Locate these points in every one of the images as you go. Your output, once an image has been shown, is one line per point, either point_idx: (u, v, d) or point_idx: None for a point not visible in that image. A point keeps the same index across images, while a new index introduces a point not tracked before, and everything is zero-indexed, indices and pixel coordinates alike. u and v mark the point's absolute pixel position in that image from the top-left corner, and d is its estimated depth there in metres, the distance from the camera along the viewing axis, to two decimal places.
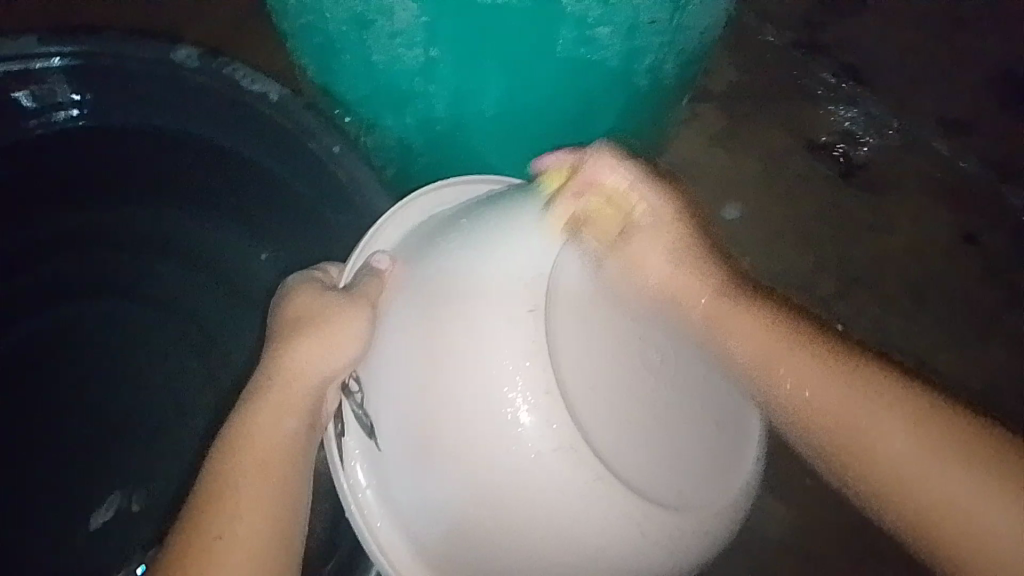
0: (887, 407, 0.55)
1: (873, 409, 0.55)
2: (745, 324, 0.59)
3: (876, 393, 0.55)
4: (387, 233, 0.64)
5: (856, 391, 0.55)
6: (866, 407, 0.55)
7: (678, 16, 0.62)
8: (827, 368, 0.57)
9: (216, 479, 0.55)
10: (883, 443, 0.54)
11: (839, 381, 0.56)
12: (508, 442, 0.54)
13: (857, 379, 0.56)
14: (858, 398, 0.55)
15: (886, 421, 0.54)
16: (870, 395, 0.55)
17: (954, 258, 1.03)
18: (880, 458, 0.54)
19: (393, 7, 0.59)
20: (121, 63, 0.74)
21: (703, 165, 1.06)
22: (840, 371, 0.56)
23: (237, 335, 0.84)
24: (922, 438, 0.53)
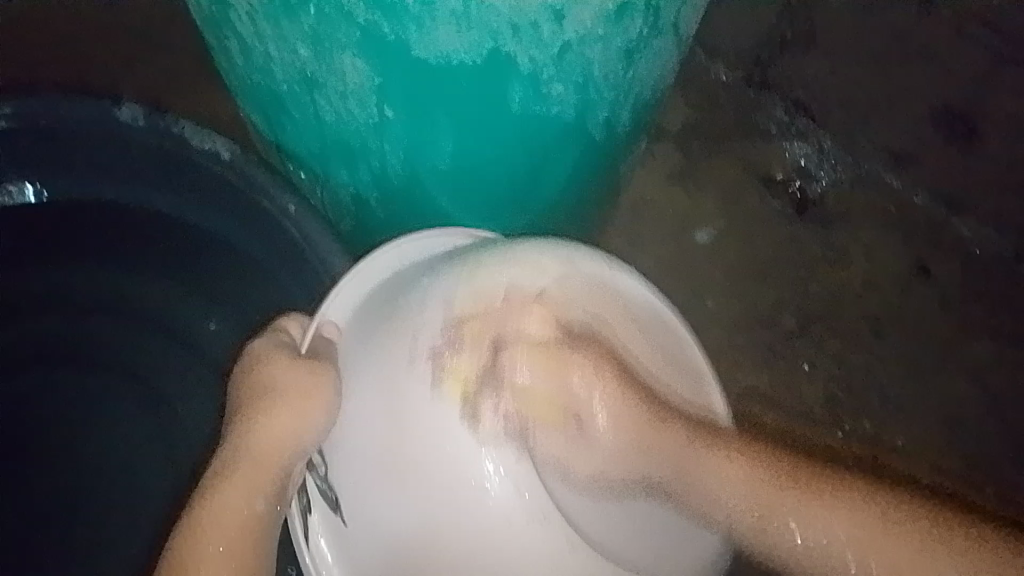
0: (827, 503, 0.55)
1: (802, 501, 0.55)
2: (676, 446, 0.56)
3: (779, 472, 0.56)
4: (345, 294, 0.61)
5: (819, 508, 0.55)
6: (794, 498, 0.55)
7: (630, 71, 0.63)
8: (758, 476, 0.56)
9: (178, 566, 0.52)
10: (815, 528, 0.55)
11: (769, 485, 0.56)
12: (478, 516, 0.52)
13: (763, 468, 0.56)
14: (779, 503, 0.55)
15: (819, 515, 0.54)
16: (809, 497, 0.55)
17: (908, 288, 1.06)
18: (822, 532, 0.54)
19: (343, 68, 0.58)
20: (62, 124, 0.71)
21: (661, 208, 1.08)
22: (769, 471, 0.56)
23: (197, 397, 0.81)
24: (840, 510, 0.54)
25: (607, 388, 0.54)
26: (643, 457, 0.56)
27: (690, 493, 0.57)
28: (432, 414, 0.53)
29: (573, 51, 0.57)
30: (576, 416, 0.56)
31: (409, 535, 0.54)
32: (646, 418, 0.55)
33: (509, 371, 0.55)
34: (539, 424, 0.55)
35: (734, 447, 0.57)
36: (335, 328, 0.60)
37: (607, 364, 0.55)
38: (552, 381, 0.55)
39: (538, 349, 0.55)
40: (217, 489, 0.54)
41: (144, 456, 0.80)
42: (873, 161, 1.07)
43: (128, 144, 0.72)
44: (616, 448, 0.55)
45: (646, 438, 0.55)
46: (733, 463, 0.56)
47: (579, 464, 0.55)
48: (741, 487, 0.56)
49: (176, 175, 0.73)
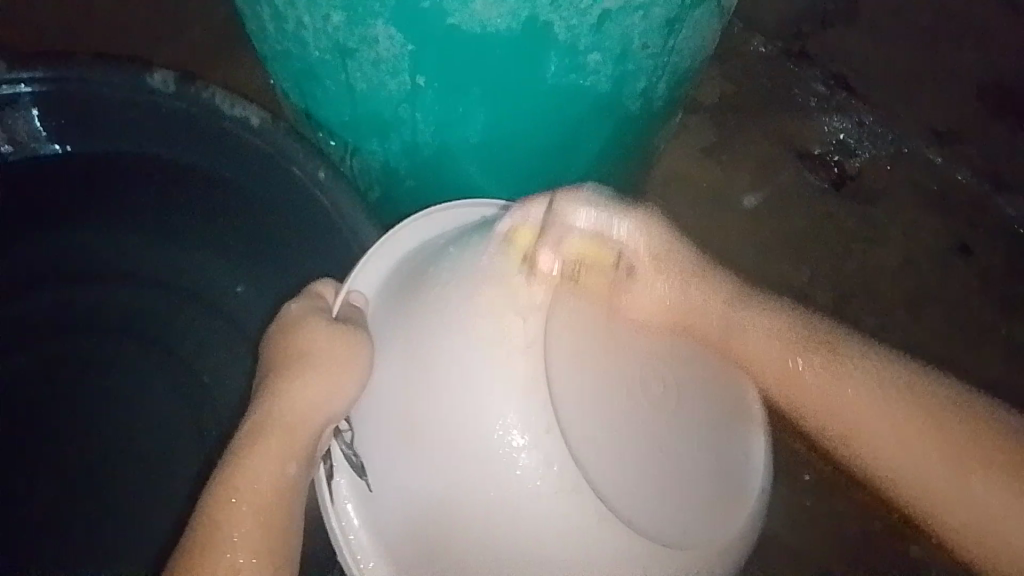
0: (859, 385, 0.60)
1: (858, 396, 0.59)
2: (718, 308, 0.61)
3: (817, 361, 0.61)
4: (375, 263, 0.62)
5: (847, 391, 0.60)
6: (857, 389, 0.59)
7: (670, 41, 0.61)
8: (792, 336, 0.62)
9: (204, 528, 0.53)
10: (852, 398, 0.60)
11: (802, 349, 0.62)
12: (510, 486, 0.52)
13: (813, 356, 0.62)
14: (815, 365, 0.61)
15: (855, 382, 0.60)
16: (850, 378, 0.60)
17: (949, 269, 1.03)
18: (853, 420, 0.59)
19: (377, 36, 0.58)
20: (91, 88, 0.70)
21: (695, 178, 1.06)
22: (837, 365, 0.61)
23: (231, 362, 0.82)
24: (858, 389, 0.60)
25: (652, 244, 0.59)
26: (685, 310, 0.59)
27: (734, 351, 0.62)
28: (493, 291, 0.54)
29: (612, 20, 0.56)
30: (624, 262, 0.58)
31: (434, 498, 0.54)
32: (689, 271, 0.60)
33: (564, 218, 0.56)
34: (586, 274, 0.56)
35: (769, 314, 0.63)
36: (364, 297, 0.61)
37: (654, 224, 0.59)
38: (600, 239, 0.57)
39: (595, 208, 0.57)
40: (248, 457, 0.54)
41: (184, 418, 0.82)
42: (911, 138, 1.08)
43: (157, 109, 0.71)
44: (656, 292, 0.58)
45: (691, 298, 0.60)
46: (771, 325, 0.63)
47: (624, 309, 0.57)
48: (772, 350, 0.62)
49: (205, 140, 0.72)
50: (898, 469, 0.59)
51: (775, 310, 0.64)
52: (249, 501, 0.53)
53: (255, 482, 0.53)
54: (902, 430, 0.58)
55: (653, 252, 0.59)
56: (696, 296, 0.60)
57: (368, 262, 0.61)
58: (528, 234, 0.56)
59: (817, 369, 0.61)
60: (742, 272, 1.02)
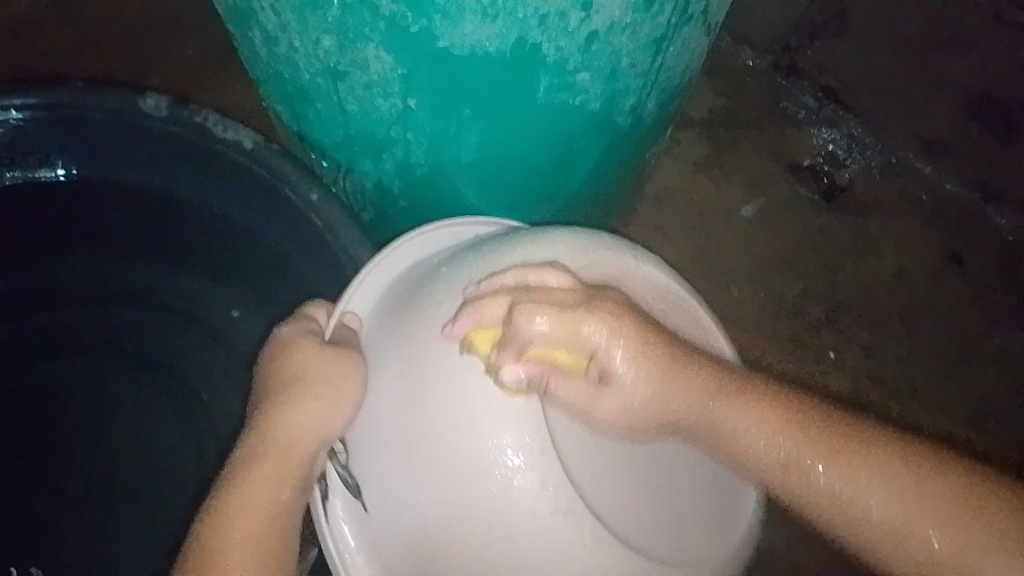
0: (868, 488, 0.51)
1: (864, 497, 0.51)
2: (702, 403, 0.53)
3: (822, 462, 0.52)
4: (370, 284, 0.62)
5: (858, 493, 0.51)
6: (857, 496, 0.51)
7: (658, 59, 0.62)
8: (795, 432, 0.53)
9: (198, 553, 0.51)
10: (858, 502, 0.51)
11: (812, 443, 0.52)
12: (507, 508, 0.51)
13: (819, 453, 0.52)
14: (822, 467, 0.52)
15: (869, 490, 0.51)
16: (858, 482, 0.51)
17: (941, 281, 1.03)
18: (853, 518, 0.52)
19: (367, 59, 0.58)
20: (83, 114, 0.70)
21: (687, 193, 1.06)
22: (829, 465, 0.52)
23: (228, 385, 0.82)
24: (868, 487, 0.51)
25: (623, 340, 0.51)
26: (664, 408, 0.53)
27: (722, 440, 0.54)
28: (456, 365, 0.53)
29: (601, 40, 0.56)
30: (593, 365, 0.52)
31: (430, 519, 0.54)
32: (669, 366, 0.52)
33: (520, 330, 0.50)
34: (554, 381, 0.51)
35: (771, 401, 0.53)
36: (357, 317, 0.61)
37: (620, 317, 0.51)
38: (568, 339, 0.51)
39: (558, 312, 0.50)
40: (245, 478, 0.53)
41: (181, 443, 0.82)
42: (903, 149, 1.08)
43: (148, 133, 0.71)
44: (628, 393, 0.52)
45: (670, 394, 0.52)
46: (775, 420, 0.53)
47: (591, 414, 0.53)
48: (770, 448, 0.53)
49: (199, 166, 0.72)
50: (902, 550, 0.51)
51: (774, 393, 0.54)
52: (246, 521, 0.52)
53: (252, 503, 0.53)
54: (914, 526, 0.50)
55: (628, 351, 0.51)
56: (682, 390, 0.53)
57: (361, 283, 0.61)
58: (487, 335, 0.52)
59: (827, 465, 0.52)
60: (735, 286, 1.02)
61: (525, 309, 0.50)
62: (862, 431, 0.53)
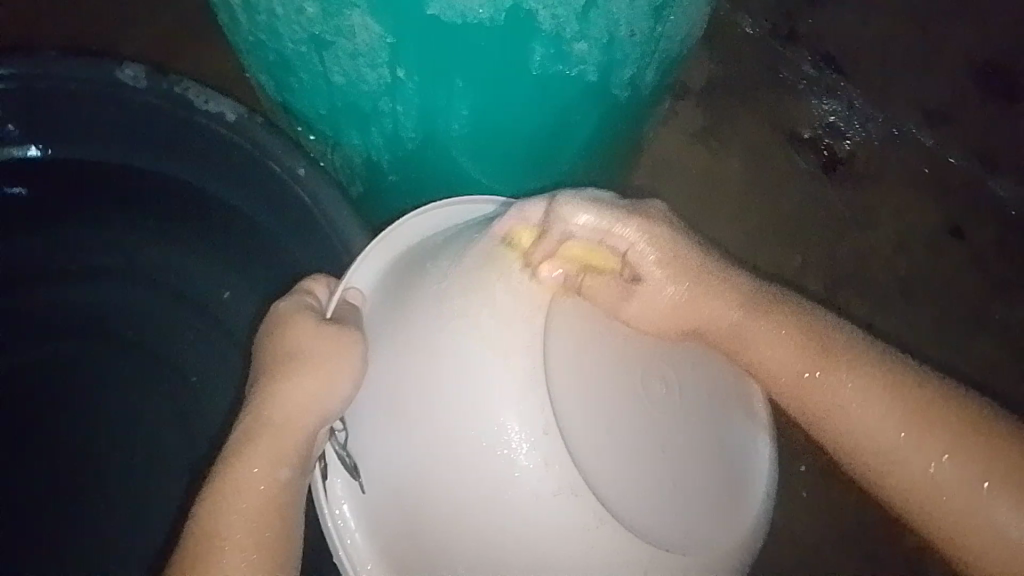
0: (898, 391, 0.52)
1: (893, 399, 0.52)
2: (725, 311, 0.56)
3: (858, 371, 0.53)
4: (373, 260, 0.60)
5: (890, 394, 0.52)
6: (885, 398, 0.52)
7: (657, 26, 0.59)
8: (813, 347, 0.55)
9: (202, 530, 0.51)
10: (876, 407, 0.52)
11: (823, 355, 0.54)
12: (509, 488, 0.50)
13: (852, 364, 0.53)
14: (836, 382, 0.53)
15: (874, 398, 0.52)
16: (887, 389, 0.52)
17: (941, 252, 1.03)
18: (873, 424, 0.52)
19: (353, 27, 0.55)
20: (62, 87, 0.67)
21: (685, 165, 1.04)
22: (866, 368, 0.53)
23: (217, 365, 0.80)
24: (893, 389, 0.52)
25: (654, 248, 0.53)
26: (689, 313, 0.55)
27: (743, 350, 0.57)
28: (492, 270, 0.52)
29: (598, 7, 0.54)
30: (626, 268, 0.54)
31: (430, 490, 0.52)
32: (699, 274, 0.55)
33: (566, 220, 0.51)
34: (586, 282, 0.53)
35: (793, 321, 0.56)
36: (361, 294, 0.59)
37: (656, 227, 0.54)
38: (597, 245, 0.53)
39: (599, 214, 0.52)
40: (239, 463, 0.52)
41: (168, 427, 0.80)
42: (905, 118, 1.07)
43: (130, 106, 0.68)
44: (660, 295, 0.54)
45: (694, 298, 0.55)
46: (794, 331, 0.55)
47: (624, 311, 0.55)
48: (785, 353, 0.55)
49: (184, 142, 0.70)
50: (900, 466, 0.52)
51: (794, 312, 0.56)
52: (251, 507, 0.51)
53: (247, 484, 0.52)
54: (884, 427, 0.52)
55: (667, 260, 0.54)
56: (711, 300, 0.55)
57: (366, 257, 0.59)
58: (527, 234, 0.53)
59: (843, 378, 0.53)
60: (734, 261, 1.01)
61: (571, 204, 0.51)
62: (877, 361, 0.54)
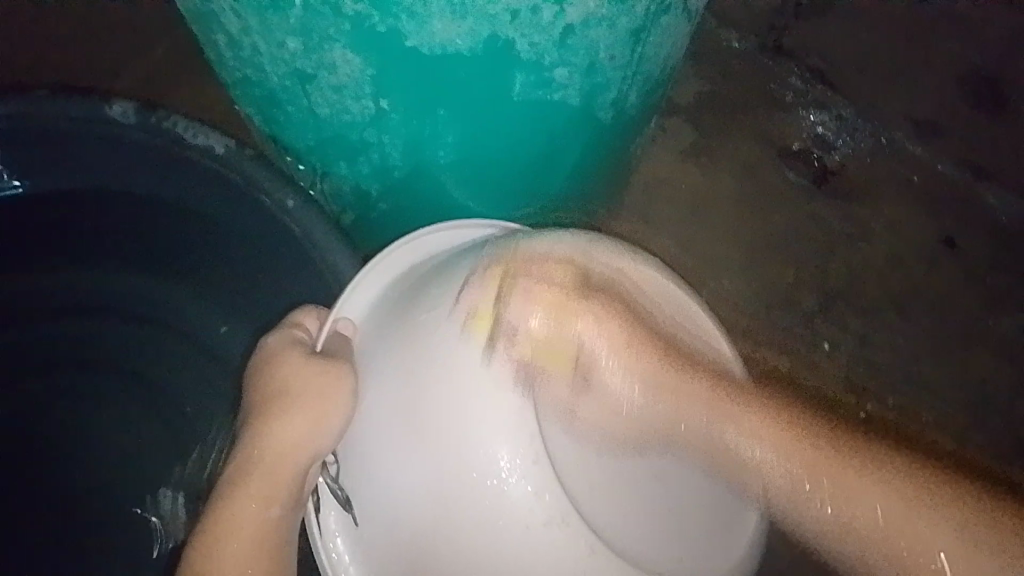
0: (911, 499, 0.45)
1: (902, 506, 0.45)
2: (695, 405, 0.51)
3: (855, 466, 0.47)
4: (364, 288, 0.60)
5: (901, 506, 0.45)
6: (887, 500, 0.46)
7: (637, 49, 0.59)
8: (793, 436, 0.48)
9: (198, 563, 0.52)
10: (903, 513, 0.45)
11: (820, 456, 0.47)
12: (499, 518, 0.50)
13: (849, 466, 0.47)
14: (850, 487, 0.46)
15: (884, 505, 0.45)
16: (890, 489, 0.46)
17: (934, 262, 1.02)
18: (884, 535, 0.45)
19: (335, 60, 0.56)
20: (45, 124, 0.67)
21: (675, 182, 1.04)
22: (866, 471, 0.47)
23: (212, 397, 0.80)
24: (903, 503, 0.45)
25: (611, 337, 0.51)
26: (652, 416, 0.52)
27: (721, 456, 0.51)
28: (460, 359, 0.52)
29: (577, 33, 0.54)
30: (581, 364, 0.52)
31: (421, 522, 0.52)
32: (658, 365, 0.51)
33: (512, 312, 0.52)
34: (542, 376, 0.51)
35: (770, 406, 0.50)
36: (352, 324, 0.59)
37: (613, 313, 0.52)
38: (562, 333, 0.51)
39: (553, 294, 0.51)
40: (230, 501, 0.52)
41: (165, 462, 0.80)
42: (894, 130, 1.07)
43: (117, 141, 0.69)
44: (615, 406, 0.51)
45: (663, 394, 0.51)
46: (783, 429, 0.49)
47: (574, 423, 0.52)
48: (773, 452, 0.48)
49: (172, 176, 0.70)
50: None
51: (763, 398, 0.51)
52: (242, 542, 0.52)
53: (238, 521, 0.52)
54: (904, 532, 0.45)
55: (623, 354, 0.51)
56: (681, 392, 0.51)
57: (358, 284, 0.59)
58: (484, 322, 0.52)
59: (835, 491, 0.46)
60: (726, 276, 1.00)
61: (517, 289, 0.52)
62: (878, 453, 0.47)
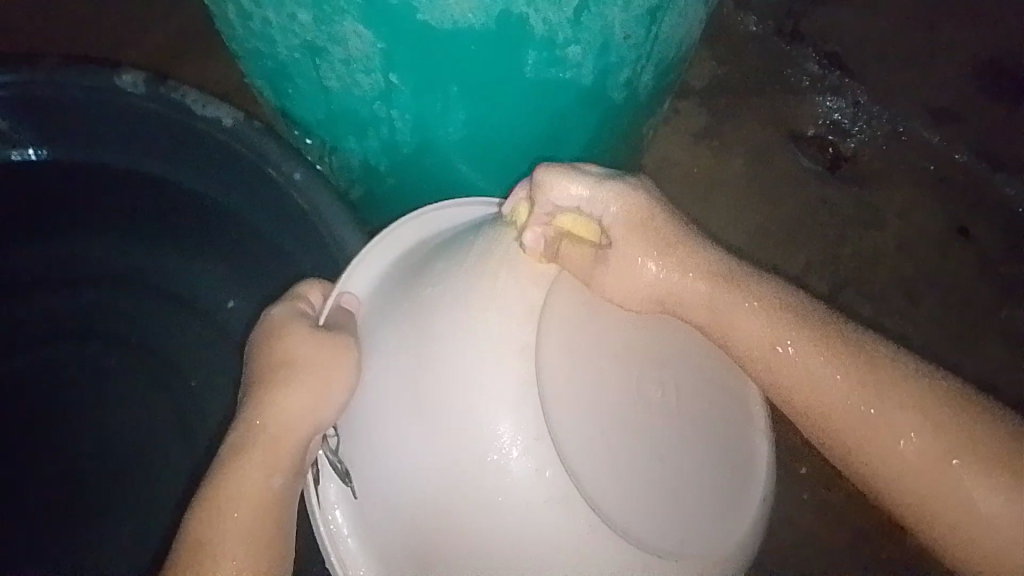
0: (891, 389, 0.50)
1: (878, 383, 0.50)
2: (694, 285, 0.54)
3: (850, 368, 0.51)
4: (368, 264, 0.59)
5: (877, 391, 0.50)
6: (870, 393, 0.50)
7: (651, 30, 0.59)
8: (778, 313, 0.53)
9: (196, 535, 0.51)
10: (894, 413, 0.50)
11: (800, 334, 0.52)
12: (500, 493, 0.50)
13: (837, 351, 0.51)
14: (817, 359, 0.51)
15: (885, 400, 0.50)
16: (867, 377, 0.50)
17: (946, 251, 1.01)
18: (869, 425, 0.50)
19: (346, 34, 0.55)
20: (56, 93, 0.67)
21: (686, 164, 1.04)
22: (849, 356, 0.51)
23: (217, 370, 0.80)
24: (894, 380, 0.50)
25: (633, 218, 0.52)
26: (677, 283, 0.54)
27: (718, 330, 0.55)
28: (486, 252, 0.53)
29: (591, 12, 0.53)
30: (606, 238, 0.52)
31: (421, 495, 0.52)
32: (665, 243, 0.53)
33: (549, 192, 0.51)
34: (565, 250, 0.52)
35: (769, 296, 0.54)
36: (356, 299, 0.58)
37: (638, 193, 0.53)
38: (589, 215, 0.52)
39: (588, 184, 0.51)
40: (232, 470, 0.52)
41: (168, 434, 0.80)
42: (909, 119, 1.06)
43: (127, 112, 0.69)
44: (639, 275, 0.53)
45: (683, 265, 0.54)
46: (765, 307, 0.53)
47: (597, 286, 0.54)
48: (755, 321, 0.53)
49: (182, 148, 0.70)
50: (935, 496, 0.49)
51: (774, 284, 0.54)
52: (244, 514, 0.51)
53: (240, 492, 0.52)
54: (896, 431, 0.49)
55: (639, 237, 0.52)
56: (668, 264, 0.53)
57: (364, 258, 0.59)
58: (523, 207, 0.53)
59: (801, 349, 0.52)
60: (737, 260, 0.99)
61: (553, 177, 0.50)
62: (869, 343, 0.52)
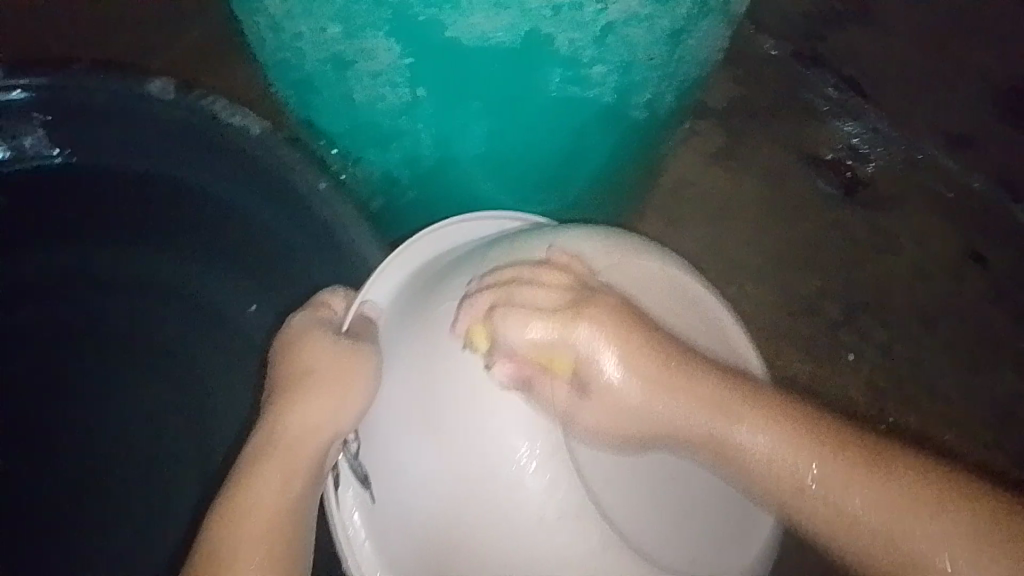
0: (886, 479, 0.51)
1: (892, 500, 0.50)
2: (701, 411, 0.51)
3: (857, 470, 0.51)
4: (391, 273, 0.60)
5: (884, 492, 0.50)
6: (869, 491, 0.51)
7: (675, 52, 0.59)
8: (795, 445, 0.51)
9: (216, 544, 0.52)
10: (896, 515, 0.50)
11: (817, 460, 0.51)
12: (517, 504, 0.51)
13: (846, 455, 0.51)
14: (836, 478, 0.51)
15: (877, 497, 0.50)
16: (870, 481, 0.51)
17: (960, 277, 1.01)
18: (873, 523, 0.51)
19: (374, 47, 0.56)
20: (88, 97, 0.69)
21: (702, 184, 1.04)
22: (850, 451, 0.52)
23: (234, 374, 0.81)
24: (898, 498, 0.50)
25: (611, 342, 0.50)
26: (658, 419, 0.51)
27: (728, 461, 0.52)
28: (460, 366, 0.52)
29: (615, 33, 0.55)
30: (578, 370, 0.51)
31: (438, 504, 0.53)
32: (661, 370, 0.51)
33: (508, 333, 0.50)
34: (539, 381, 0.51)
35: (784, 413, 0.52)
36: (377, 307, 0.59)
37: (611, 312, 0.50)
38: (558, 346, 0.50)
39: (543, 319, 0.50)
40: (252, 476, 0.53)
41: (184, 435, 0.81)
42: (926, 143, 1.06)
43: (156, 117, 0.70)
44: (621, 404, 0.50)
45: (667, 386, 0.51)
46: (779, 428, 0.52)
47: (580, 422, 0.51)
48: (771, 450, 0.51)
49: (207, 154, 0.71)
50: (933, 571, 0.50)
51: (780, 398, 0.53)
52: (263, 518, 0.52)
53: (259, 499, 0.53)
54: (892, 523, 0.50)
55: (622, 361, 0.50)
56: (680, 395, 0.51)
57: (385, 269, 0.60)
58: (482, 332, 0.52)
59: (821, 474, 0.51)
60: (749, 282, 1.00)
61: (509, 318, 0.50)
62: (862, 444, 0.52)
